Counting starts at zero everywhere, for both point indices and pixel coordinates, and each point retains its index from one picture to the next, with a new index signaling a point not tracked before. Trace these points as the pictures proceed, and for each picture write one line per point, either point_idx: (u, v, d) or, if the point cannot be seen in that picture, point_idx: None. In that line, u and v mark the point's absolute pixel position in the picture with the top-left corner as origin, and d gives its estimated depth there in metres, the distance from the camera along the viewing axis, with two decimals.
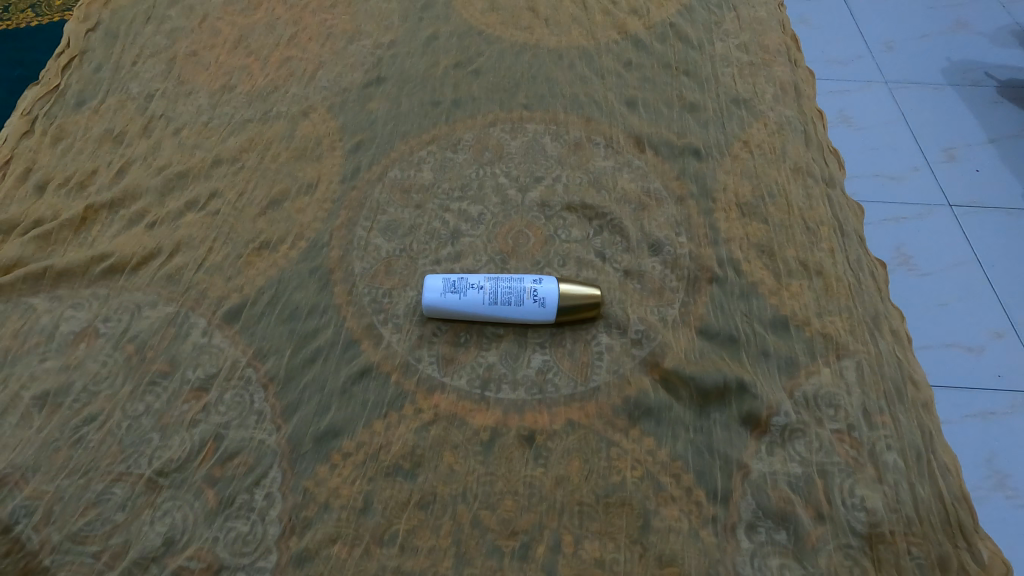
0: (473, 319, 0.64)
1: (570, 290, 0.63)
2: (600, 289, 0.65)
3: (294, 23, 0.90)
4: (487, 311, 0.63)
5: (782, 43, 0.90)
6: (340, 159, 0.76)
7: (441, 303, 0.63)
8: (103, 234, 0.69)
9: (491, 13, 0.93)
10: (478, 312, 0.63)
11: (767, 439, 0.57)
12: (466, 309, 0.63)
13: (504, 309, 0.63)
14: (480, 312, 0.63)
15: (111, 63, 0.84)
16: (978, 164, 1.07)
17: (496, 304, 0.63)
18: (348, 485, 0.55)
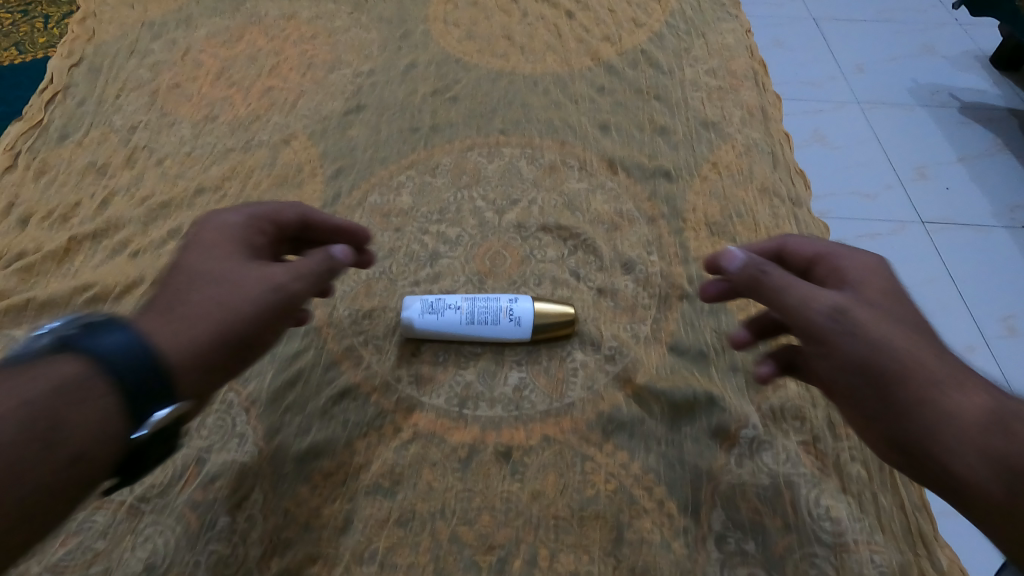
0: (451, 338, 0.65)
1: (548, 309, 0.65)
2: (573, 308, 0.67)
3: (275, 54, 0.92)
4: (465, 330, 0.65)
5: (749, 67, 0.94)
6: (321, 185, 0.78)
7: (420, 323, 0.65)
8: (86, 264, 0.70)
9: (468, 41, 0.96)
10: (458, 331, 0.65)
11: (736, 450, 0.59)
12: (444, 328, 0.65)
13: (482, 328, 0.65)
14: (458, 331, 0.65)
15: (95, 97, 0.86)
16: (948, 182, 1.10)
17: (473, 323, 0.64)
18: (329, 504, 0.56)
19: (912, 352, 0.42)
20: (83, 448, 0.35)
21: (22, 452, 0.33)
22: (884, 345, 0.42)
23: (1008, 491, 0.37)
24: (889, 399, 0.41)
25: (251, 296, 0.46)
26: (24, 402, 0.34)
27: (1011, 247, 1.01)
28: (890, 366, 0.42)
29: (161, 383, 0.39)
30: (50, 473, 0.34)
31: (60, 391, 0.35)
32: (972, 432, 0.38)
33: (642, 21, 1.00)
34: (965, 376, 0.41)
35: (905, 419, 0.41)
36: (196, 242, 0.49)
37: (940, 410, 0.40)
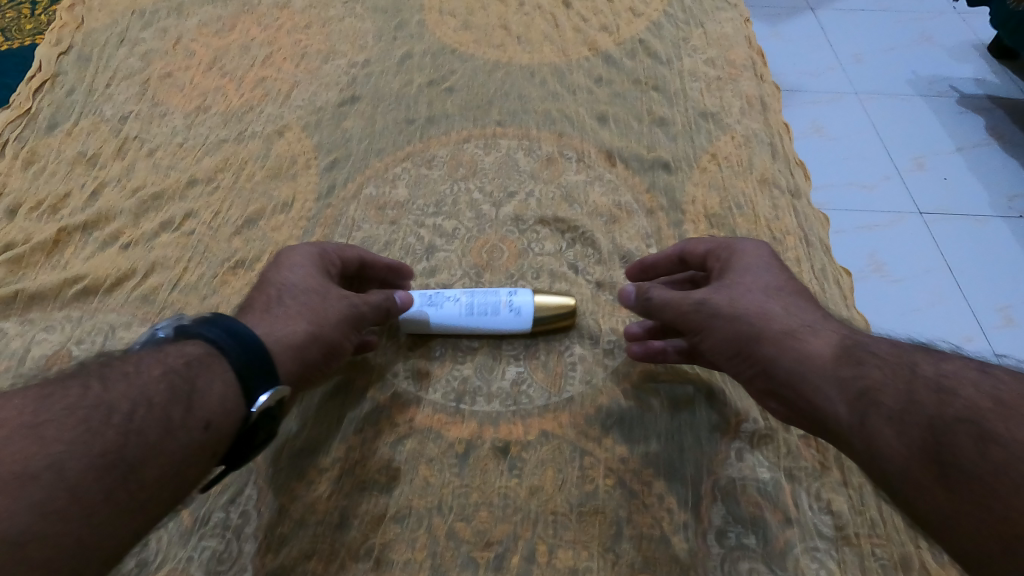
0: (450, 330, 0.64)
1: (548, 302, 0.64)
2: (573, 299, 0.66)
3: (268, 44, 0.91)
4: (464, 322, 0.63)
5: (748, 57, 0.93)
6: (316, 177, 0.77)
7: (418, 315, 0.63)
8: (76, 256, 0.69)
9: (464, 31, 0.95)
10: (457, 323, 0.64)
11: (736, 444, 0.59)
12: (442, 321, 0.63)
13: (481, 320, 0.63)
14: (457, 323, 0.64)
15: (85, 86, 0.84)
16: (947, 172, 1.09)
17: (472, 315, 0.63)
18: (324, 500, 0.55)
19: (766, 315, 0.50)
20: (210, 413, 0.42)
21: (168, 410, 0.40)
22: (741, 313, 0.51)
23: (856, 412, 0.42)
24: (754, 357, 0.50)
25: (332, 308, 0.55)
26: (168, 372, 0.42)
27: (1010, 237, 1.01)
28: (747, 328, 0.50)
29: (268, 365, 0.45)
30: (188, 431, 0.40)
31: (194, 367, 0.43)
32: (824, 370, 0.45)
33: (640, 11, 0.98)
34: (816, 327, 0.48)
35: (771, 369, 0.48)
36: (285, 267, 0.58)
37: (794, 356, 0.47)
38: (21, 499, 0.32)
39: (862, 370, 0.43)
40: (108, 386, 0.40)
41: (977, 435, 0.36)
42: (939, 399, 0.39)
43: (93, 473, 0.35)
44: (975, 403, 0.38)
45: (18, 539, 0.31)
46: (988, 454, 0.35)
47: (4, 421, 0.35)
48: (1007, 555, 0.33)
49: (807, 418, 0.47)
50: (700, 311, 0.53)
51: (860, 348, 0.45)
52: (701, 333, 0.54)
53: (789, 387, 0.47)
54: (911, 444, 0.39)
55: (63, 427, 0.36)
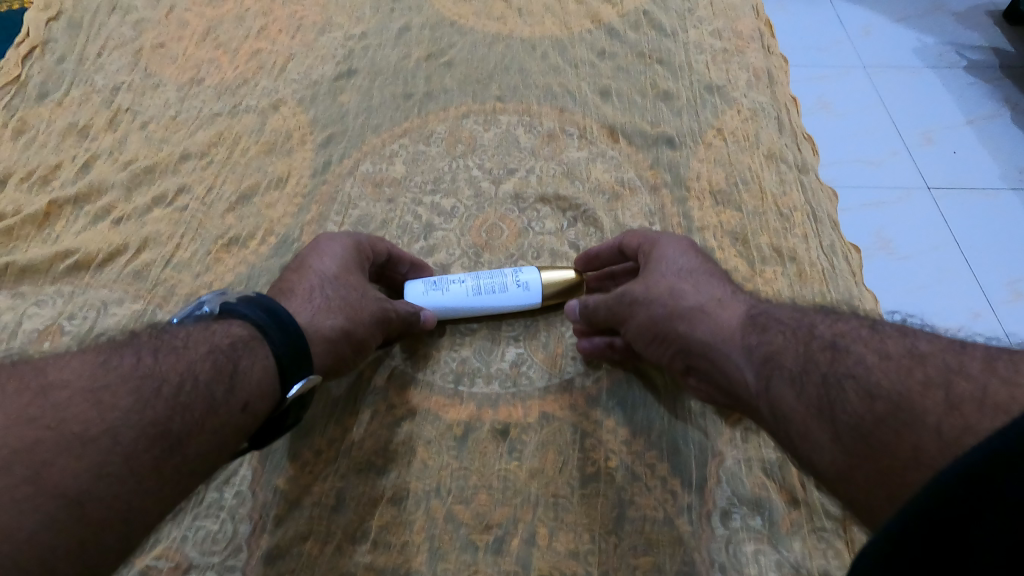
0: (458, 314, 0.62)
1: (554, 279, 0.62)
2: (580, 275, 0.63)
3: (263, 15, 0.88)
4: (473, 303, 0.61)
5: (756, 29, 0.90)
6: (311, 153, 0.75)
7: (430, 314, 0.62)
8: (68, 229, 0.67)
9: (464, 3, 0.92)
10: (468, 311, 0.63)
11: (741, 426, 0.57)
12: (450, 304, 0.61)
13: (490, 298, 0.61)
14: (466, 305, 0.61)
15: (75, 55, 0.82)
16: (956, 146, 1.06)
17: (481, 294, 0.61)
18: (320, 482, 0.54)
19: (681, 294, 0.52)
20: (249, 395, 0.42)
21: (212, 388, 0.40)
22: (657, 295, 0.53)
23: (764, 379, 0.45)
24: (671, 337, 0.52)
25: (368, 309, 0.55)
26: (214, 351, 0.42)
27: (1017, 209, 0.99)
28: (663, 309, 0.52)
29: (305, 357, 0.46)
30: (228, 410, 0.41)
31: (239, 347, 0.43)
32: (735, 342, 0.48)
33: None
34: (724, 301, 0.51)
35: (687, 346, 0.51)
36: (326, 258, 0.57)
37: (707, 331, 0.49)
38: (81, 460, 0.34)
39: (768, 339, 0.46)
40: (159, 357, 0.40)
41: (864, 389, 0.39)
42: (832, 359, 0.42)
43: (144, 440, 0.36)
44: (863, 360, 0.40)
45: (76, 498, 0.33)
46: (874, 406, 0.38)
47: (64, 384, 0.36)
48: (892, 499, 0.36)
49: (723, 390, 0.49)
50: (620, 300, 0.55)
51: (765, 318, 0.48)
52: (626, 321, 0.55)
53: (707, 361, 0.49)
54: (807, 402, 0.41)
55: (119, 394, 0.37)
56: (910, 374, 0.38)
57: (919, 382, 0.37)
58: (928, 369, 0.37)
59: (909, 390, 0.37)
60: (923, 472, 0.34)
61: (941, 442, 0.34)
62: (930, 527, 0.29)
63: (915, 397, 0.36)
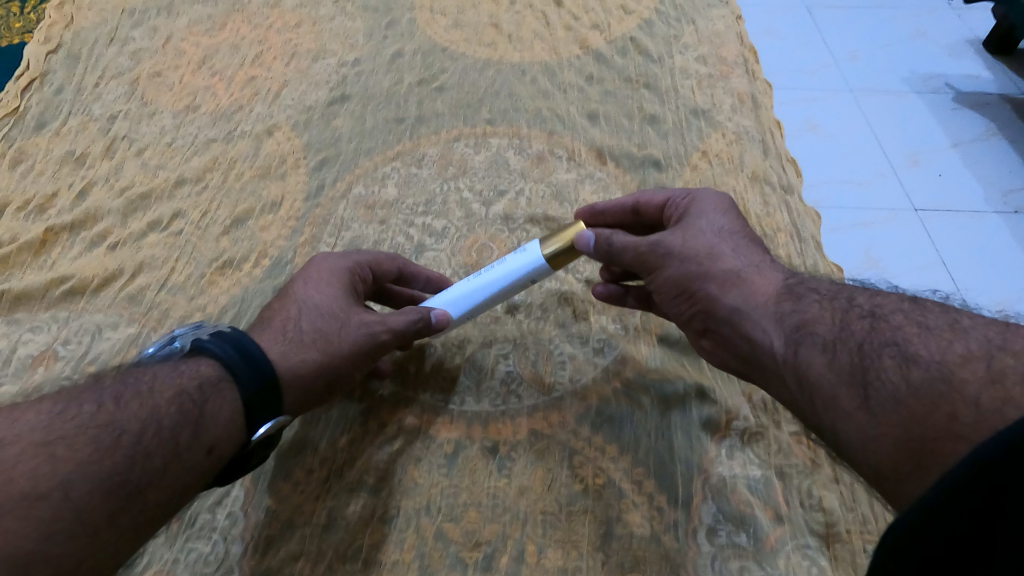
0: (465, 302, 0.57)
1: (548, 252, 0.55)
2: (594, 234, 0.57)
3: (258, 43, 0.91)
4: (473, 283, 0.57)
5: (740, 54, 0.92)
6: (305, 176, 0.77)
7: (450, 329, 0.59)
8: (63, 256, 0.69)
9: (455, 30, 0.95)
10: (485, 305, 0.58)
11: (727, 442, 0.58)
12: (453, 293, 0.57)
13: (488, 274, 0.57)
14: (467, 288, 0.57)
15: (74, 85, 0.84)
16: (942, 169, 1.04)
17: (479, 274, 0.57)
18: (312, 502, 0.55)
19: (717, 255, 0.50)
20: (215, 438, 0.43)
21: (177, 434, 0.41)
22: (693, 253, 0.51)
23: (792, 345, 0.44)
24: (698, 296, 0.50)
25: (350, 338, 0.52)
26: (181, 395, 0.42)
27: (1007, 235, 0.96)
28: (696, 265, 0.50)
29: (271, 399, 0.46)
30: (192, 454, 0.41)
31: (207, 390, 0.43)
32: (766, 307, 0.47)
33: (632, 8, 0.98)
34: (761, 266, 0.49)
35: (713, 307, 0.49)
36: (310, 283, 0.55)
37: (738, 294, 0.48)
38: (29, 521, 0.34)
39: (802, 307, 0.45)
40: (121, 404, 0.40)
41: (902, 358, 0.39)
42: (872, 327, 0.41)
43: (99, 494, 0.36)
44: (904, 329, 0.40)
45: (23, 561, 0.33)
46: (910, 374, 0.38)
47: (17, 439, 0.36)
48: (919, 470, 0.36)
49: (741, 353, 0.48)
50: (653, 250, 0.53)
51: (801, 287, 0.47)
52: (655, 272, 0.53)
53: (730, 325, 0.48)
54: (838, 369, 0.41)
55: (75, 446, 0.37)
56: (951, 346, 0.38)
57: (959, 354, 0.37)
58: (970, 342, 0.37)
59: (950, 361, 0.37)
60: (958, 443, 0.34)
61: (978, 414, 0.34)
62: (983, 500, 0.29)
63: (955, 369, 0.36)
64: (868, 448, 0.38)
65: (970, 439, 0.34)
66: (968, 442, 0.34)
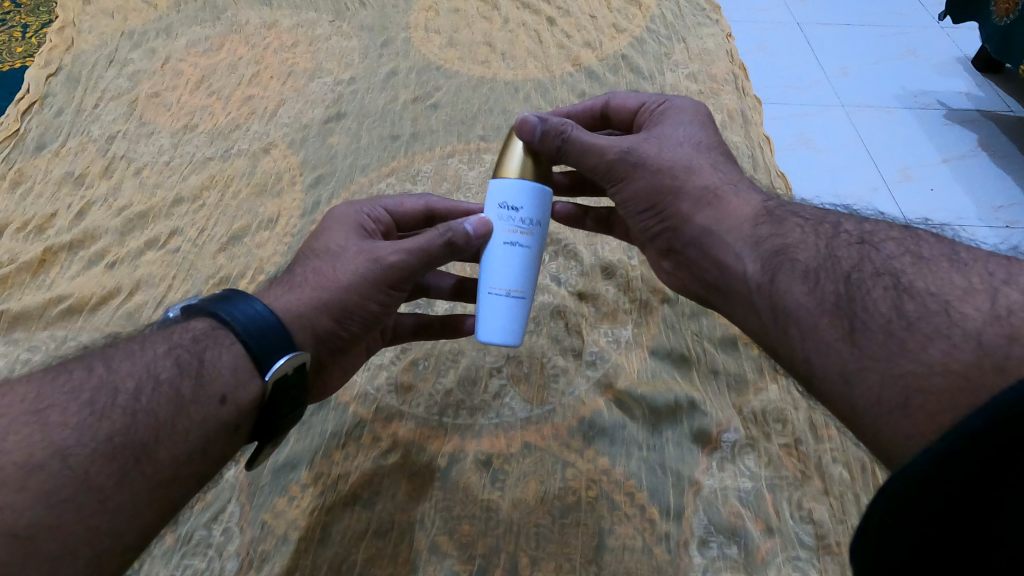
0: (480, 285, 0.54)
1: (515, 171, 0.52)
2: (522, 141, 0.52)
3: (255, 63, 0.92)
4: None
5: (729, 72, 0.94)
6: (301, 194, 0.78)
7: (500, 319, 0.52)
8: (62, 276, 0.69)
9: (449, 48, 0.96)
10: (518, 267, 0.52)
11: (717, 455, 0.59)
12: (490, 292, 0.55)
13: None
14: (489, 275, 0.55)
15: (73, 107, 0.85)
16: (932, 183, 1.05)
17: None
18: (307, 516, 0.55)
19: (694, 171, 0.51)
20: (225, 386, 0.42)
21: (177, 385, 0.41)
22: (666, 165, 0.51)
23: (768, 270, 0.45)
24: (668, 212, 0.51)
25: (348, 271, 0.50)
26: (176, 349, 0.43)
27: (989, 239, 0.97)
28: (672, 178, 0.51)
29: (280, 334, 0.44)
30: (202, 405, 0.41)
31: (201, 341, 0.43)
32: (740, 230, 0.48)
33: (623, 26, 1.00)
34: (738, 187, 0.50)
35: (682, 225, 0.50)
36: (320, 235, 0.54)
37: (711, 214, 0.49)
38: (26, 492, 0.34)
39: (781, 232, 0.46)
40: (112, 367, 0.41)
41: (896, 288, 0.39)
42: (860, 255, 0.42)
43: (100, 457, 0.37)
44: (895, 260, 0.41)
45: (26, 534, 0.34)
46: (903, 306, 0.38)
47: (7, 410, 0.37)
48: (905, 406, 0.36)
49: (707, 275, 0.50)
50: (626, 159, 0.52)
51: (779, 211, 0.48)
52: (623, 183, 0.53)
53: (698, 245, 0.50)
54: (822, 298, 0.41)
55: (67, 412, 0.38)
56: (951, 279, 0.38)
57: (960, 289, 0.38)
58: (970, 276, 0.38)
59: (948, 295, 0.37)
60: (954, 379, 0.35)
61: (979, 350, 0.34)
62: (980, 468, 0.29)
63: (955, 303, 0.37)
64: (847, 380, 0.39)
65: (968, 376, 0.34)
66: (964, 377, 0.34)
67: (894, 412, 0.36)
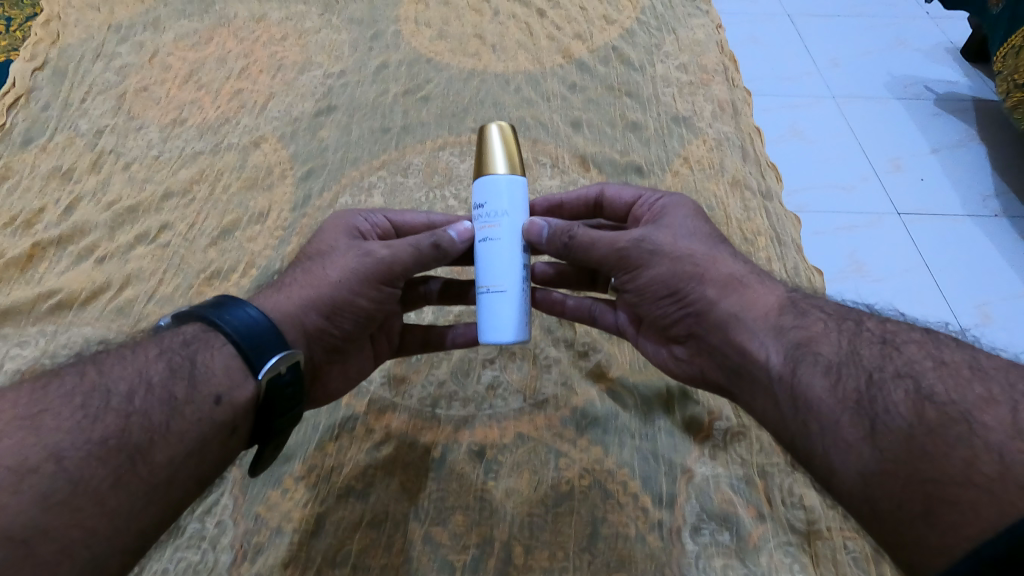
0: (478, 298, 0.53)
1: (501, 168, 0.52)
2: (494, 149, 0.53)
3: (244, 56, 0.92)
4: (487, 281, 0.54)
5: (720, 62, 0.94)
6: (291, 187, 0.77)
7: (506, 316, 0.51)
8: (51, 270, 0.69)
9: (439, 41, 0.96)
10: (503, 263, 0.52)
11: (709, 443, 0.59)
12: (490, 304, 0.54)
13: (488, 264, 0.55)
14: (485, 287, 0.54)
15: (60, 101, 0.84)
16: (923, 173, 1.05)
17: None
18: (300, 508, 0.55)
19: (712, 260, 0.50)
20: (218, 387, 0.42)
21: (170, 388, 0.41)
22: (685, 254, 0.50)
23: (790, 361, 0.43)
24: (690, 298, 0.50)
25: (338, 268, 0.51)
26: (167, 353, 0.43)
27: (990, 247, 0.96)
28: (693, 265, 0.50)
29: (274, 335, 0.45)
30: (197, 407, 0.41)
31: (192, 344, 0.44)
32: (765, 319, 0.46)
33: (613, 18, 1.00)
34: (760, 278, 0.50)
35: (706, 310, 0.49)
36: (315, 239, 0.55)
37: (736, 301, 0.48)
38: (20, 494, 0.33)
39: (805, 323, 0.45)
40: (104, 371, 0.40)
41: (917, 393, 0.37)
42: (884, 355, 0.41)
43: (95, 459, 0.36)
44: (917, 363, 0.39)
45: (22, 536, 0.32)
46: (923, 410, 0.36)
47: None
48: (928, 515, 0.34)
49: (728, 360, 0.48)
50: (639, 247, 0.51)
51: (804, 303, 0.47)
52: (637, 272, 0.51)
53: (721, 331, 0.48)
54: (842, 395, 0.40)
55: (61, 416, 0.37)
56: (971, 387, 0.36)
57: (980, 398, 0.36)
58: (991, 385, 0.36)
59: (970, 403, 0.35)
60: (976, 492, 0.32)
61: (1002, 465, 0.32)
62: None
63: (976, 412, 0.35)
64: (870, 483, 0.37)
65: (991, 489, 0.32)
66: (989, 491, 0.32)
67: (914, 520, 0.35)
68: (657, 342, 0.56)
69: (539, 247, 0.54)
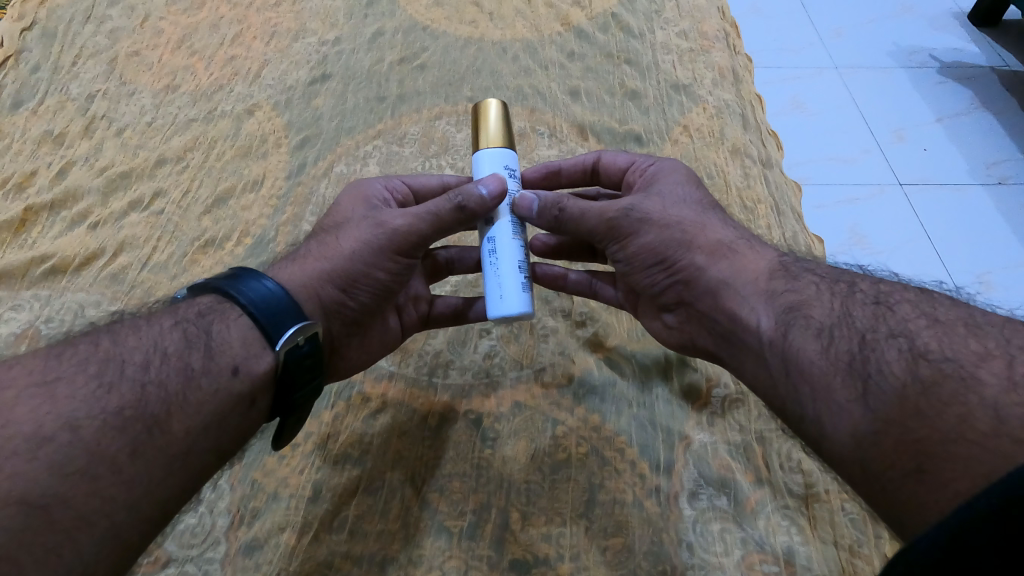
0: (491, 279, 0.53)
1: (496, 140, 0.54)
2: (484, 126, 0.54)
3: (237, 22, 0.90)
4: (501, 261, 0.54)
5: (721, 28, 0.93)
6: (285, 156, 0.76)
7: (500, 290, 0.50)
8: (44, 235, 0.68)
9: (436, 8, 0.94)
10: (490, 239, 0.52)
11: (707, 410, 0.59)
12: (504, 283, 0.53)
13: None
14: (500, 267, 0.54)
15: (50, 64, 0.83)
16: (927, 144, 1.04)
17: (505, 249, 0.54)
18: (297, 474, 0.55)
19: (704, 227, 0.50)
20: (236, 357, 0.42)
21: (185, 358, 0.41)
22: (673, 221, 0.50)
23: (781, 325, 0.43)
24: (679, 265, 0.49)
25: (353, 240, 0.50)
26: (182, 324, 0.42)
27: (992, 216, 0.95)
28: (683, 233, 0.49)
29: (292, 307, 0.44)
30: (214, 376, 0.41)
31: (207, 315, 0.43)
32: (755, 284, 0.46)
33: None
34: (752, 244, 0.49)
35: (695, 278, 0.48)
36: (333, 211, 0.54)
37: (726, 267, 0.47)
38: (37, 461, 0.33)
39: (796, 287, 0.44)
40: (117, 341, 0.40)
41: (910, 351, 0.37)
42: (877, 315, 0.40)
43: (110, 428, 0.36)
44: (911, 322, 0.39)
45: (40, 502, 0.32)
46: (917, 369, 0.36)
47: (12, 381, 0.36)
48: (920, 473, 0.34)
49: (719, 327, 0.47)
50: (628, 217, 0.50)
51: (796, 267, 0.47)
52: (626, 241, 0.51)
53: (711, 298, 0.47)
54: (834, 356, 0.39)
55: (74, 384, 0.37)
56: (965, 344, 0.36)
57: (975, 354, 0.35)
58: (987, 341, 0.36)
59: (964, 359, 0.35)
60: (972, 448, 0.32)
61: (997, 420, 0.32)
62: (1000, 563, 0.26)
63: (971, 368, 0.34)
64: (862, 444, 0.37)
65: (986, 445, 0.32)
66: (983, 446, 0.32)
67: (906, 479, 0.35)
68: (649, 313, 0.56)
69: (529, 220, 0.53)
